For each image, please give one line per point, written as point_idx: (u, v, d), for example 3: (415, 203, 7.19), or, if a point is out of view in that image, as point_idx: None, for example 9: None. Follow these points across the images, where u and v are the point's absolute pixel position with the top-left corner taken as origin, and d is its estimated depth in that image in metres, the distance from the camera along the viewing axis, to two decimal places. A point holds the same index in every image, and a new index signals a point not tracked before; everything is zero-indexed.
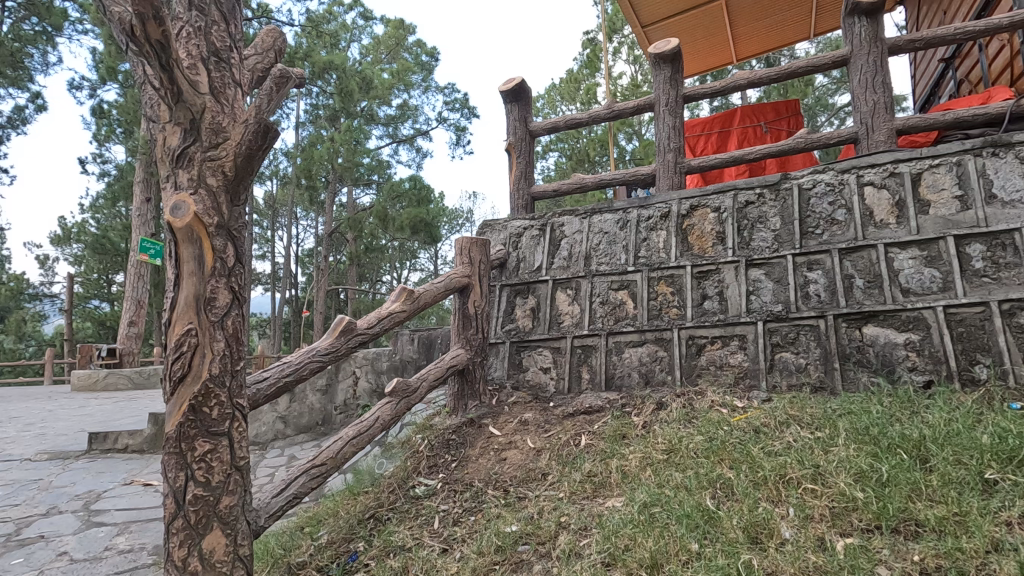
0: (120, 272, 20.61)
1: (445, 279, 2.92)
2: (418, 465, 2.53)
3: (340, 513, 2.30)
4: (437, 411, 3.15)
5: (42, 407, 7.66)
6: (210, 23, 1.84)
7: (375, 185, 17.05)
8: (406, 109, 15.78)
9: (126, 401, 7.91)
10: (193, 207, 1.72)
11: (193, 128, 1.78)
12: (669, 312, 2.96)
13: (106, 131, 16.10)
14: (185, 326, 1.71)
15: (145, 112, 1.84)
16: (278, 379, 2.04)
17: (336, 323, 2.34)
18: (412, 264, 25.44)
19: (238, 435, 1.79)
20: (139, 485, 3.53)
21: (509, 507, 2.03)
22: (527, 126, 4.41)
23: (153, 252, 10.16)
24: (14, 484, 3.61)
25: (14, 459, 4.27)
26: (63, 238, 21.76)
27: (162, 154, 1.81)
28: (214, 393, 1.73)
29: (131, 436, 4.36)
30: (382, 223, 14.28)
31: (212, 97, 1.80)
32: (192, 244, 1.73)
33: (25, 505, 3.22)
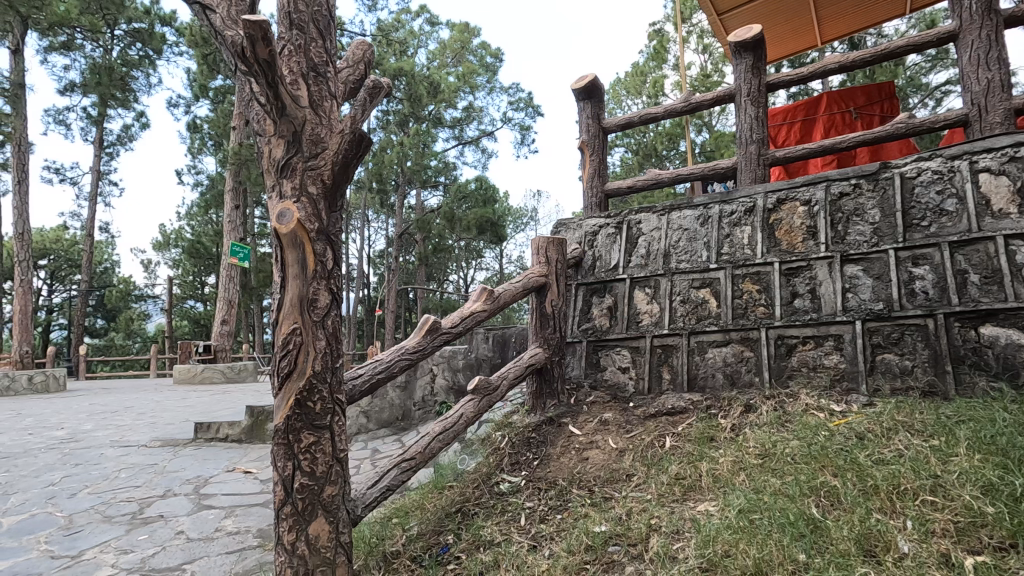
0: (212, 273, 22.33)
1: (523, 279, 2.94)
2: (501, 463, 2.58)
3: (427, 506, 2.37)
4: (515, 409, 3.18)
5: (151, 398, 8.45)
6: (308, 40, 1.96)
7: (442, 187, 17.48)
8: (472, 110, 16.07)
9: (221, 394, 8.56)
10: (296, 214, 1.83)
11: (295, 140, 1.90)
12: (756, 311, 2.85)
13: (200, 143, 17.56)
14: (290, 326, 1.83)
15: (253, 127, 1.99)
16: (371, 377, 2.13)
17: (422, 323, 2.42)
18: (477, 264, 25.89)
19: (338, 429, 1.89)
20: (240, 472, 3.81)
21: (597, 506, 2.03)
22: (600, 124, 4.38)
23: (241, 255, 11.25)
24: (135, 468, 4.00)
25: (133, 445, 4.73)
26: (164, 243, 23.84)
27: (268, 166, 1.95)
28: (317, 388, 1.84)
29: (231, 426, 4.70)
30: (449, 224, 14.69)
31: (311, 110, 1.92)
32: (296, 249, 1.84)
33: (145, 487, 3.57)
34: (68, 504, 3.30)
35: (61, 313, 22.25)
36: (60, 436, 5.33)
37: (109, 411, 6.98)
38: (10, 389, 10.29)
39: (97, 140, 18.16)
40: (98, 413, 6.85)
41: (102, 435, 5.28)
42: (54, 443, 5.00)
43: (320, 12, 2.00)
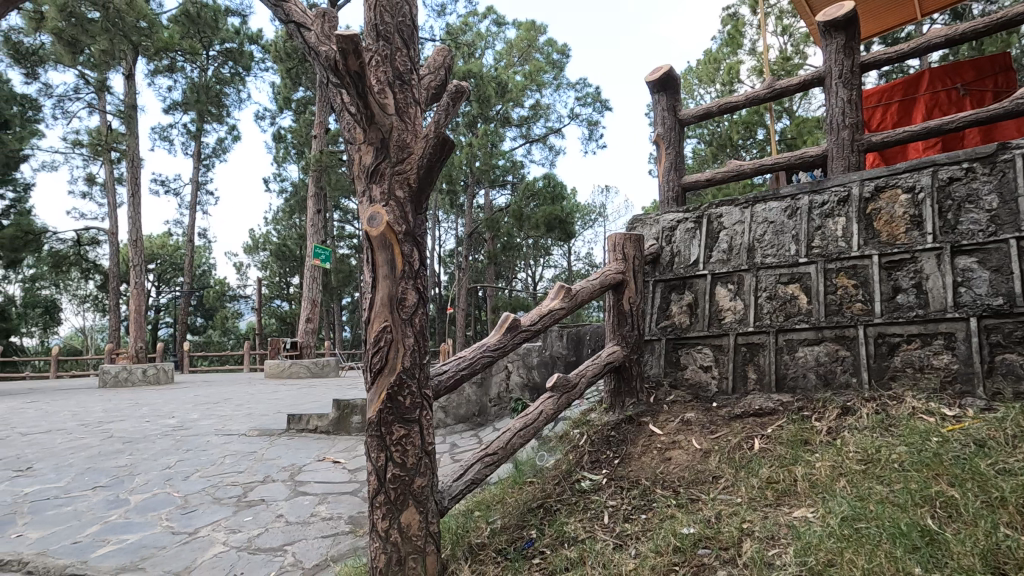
0: (296, 274, 23.76)
1: (600, 276, 2.92)
2: (581, 460, 2.57)
3: (508, 501, 2.42)
4: (593, 407, 3.16)
5: (246, 391, 9.12)
6: (394, 50, 2.04)
7: (510, 185, 17.61)
8: (539, 108, 16.06)
9: (307, 388, 9.09)
10: (385, 217, 1.91)
11: (383, 147, 1.99)
12: (852, 307, 2.68)
13: (284, 153, 18.73)
14: (381, 324, 1.92)
15: (344, 136, 2.10)
16: (455, 373, 2.20)
17: (502, 320, 2.46)
18: (545, 261, 25.92)
19: (427, 422, 1.97)
20: (329, 462, 4.04)
21: (684, 507, 1.99)
22: (676, 115, 4.26)
23: (323, 257, 11.90)
24: (237, 455, 4.34)
25: (235, 434, 5.13)
26: (254, 246, 25.63)
27: (358, 171, 2.05)
28: (406, 384, 1.92)
29: (319, 419, 4.98)
30: (518, 223, 14.78)
31: (398, 117, 2.00)
32: (386, 250, 1.93)
33: (247, 473, 3.86)
34: (183, 485, 3.64)
35: (167, 312, 24.47)
36: (171, 425, 5.87)
37: (211, 402, 7.60)
38: (127, 380, 11.44)
39: (196, 153, 19.80)
40: (202, 404, 7.49)
41: (206, 424, 5.76)
42: (167, 431, 5.52)
43: (405, 22, 2.08)
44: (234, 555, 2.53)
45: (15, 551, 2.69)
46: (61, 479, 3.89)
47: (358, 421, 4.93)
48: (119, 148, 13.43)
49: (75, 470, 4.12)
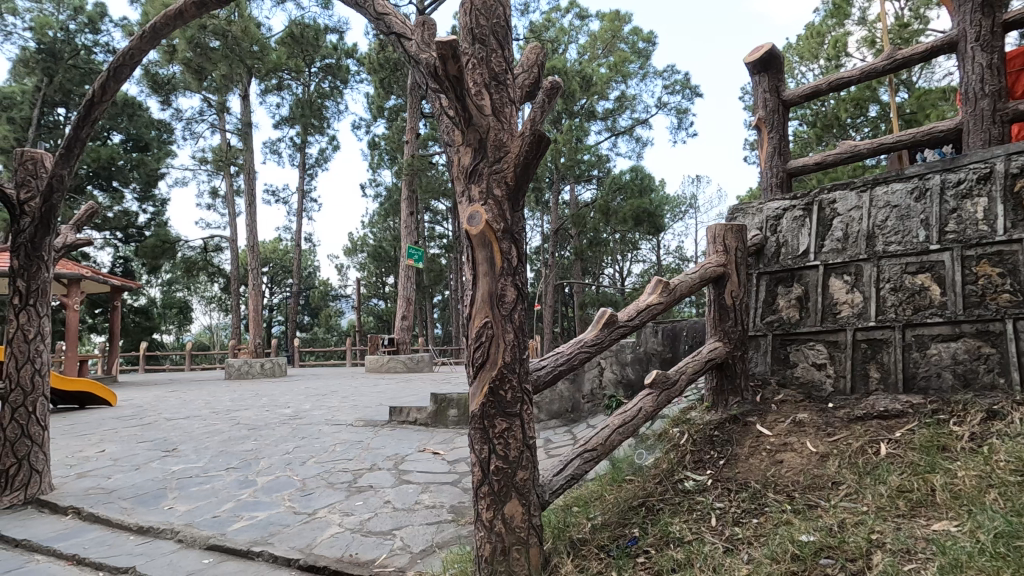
0: (391, 274, 25.02)
1: (700, 269, 2.81)
2: (683, 459, 2.49)
3: (607, 499, 2.39)
4: (693, 405, 3.05)
5: (350, 384, 9.75)
6: (490, 52, 2.09)
7: (596, 180, 17.37)
8: (624, 100, 15.69)
9: (405, 382, 9.56)
10: (484, 216, 1.96)
11: (481, 147, 2.04)
12: (997, 299, 2.39)
13: (379, 159, 19.75)
14: (483, 320, 1.97)
15: (443, 139, 2.18)
16: (554, 368, 2.21)
17: (599, 315, 2.45)
18: (633, 256, 25.37)
19: (527, 416, 1.99)
20: (430, 453, 4.22)
21: (801, 513, 1.88)
22: (779, 96, 4.02)
23: (416, 257, 12.43)
24: (347, 443, 4.65)
25: (343, 424, 5.51)
26: (353, 248, 27.27)
27: (457, 172, 2.11)
28: (507, 377, 1.96)
29: (419, 411, 5.21)
30: (604, 217, 14.53)
31: (494, 117, 2.04)
32: (485, 248, 1.98)
33: (356, 460, 4.13)
34: (301, 470, 3.96)
35: (279, 311, 26.71)
36: (288, 414, 6.41)
37: (320, 394, 8.20)
38: (248, 372, 12.63)
39: (301, 164, 21.40)
40: (312, 395, 8.10)
41: (318, 414, 6.23)
42: (285, 419, 6.03)
43: (499, 23, 2.12)
44: (349, 536, 2.72)
45: (168, 521, 3.07)
46: (200, 460, 4.37)
47: (455, 414, 5.10)
48: (238, 163, 14.83)
49: (212, 452, 4.62)
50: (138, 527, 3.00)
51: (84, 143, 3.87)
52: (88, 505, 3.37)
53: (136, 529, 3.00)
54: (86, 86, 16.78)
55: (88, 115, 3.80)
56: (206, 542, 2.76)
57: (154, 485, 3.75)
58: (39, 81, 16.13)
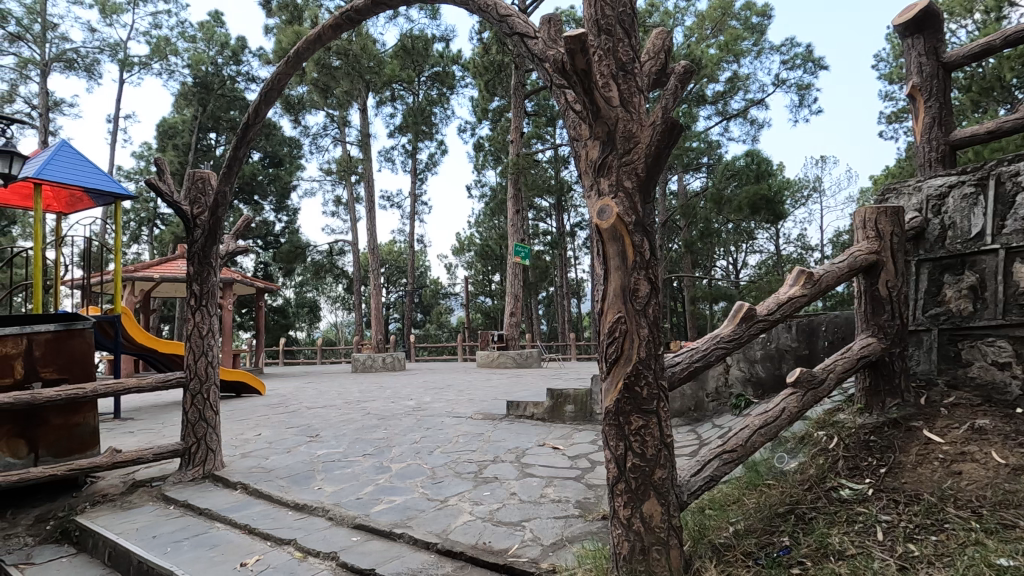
0: (497, 272, 25.67)
1: (848, 257, 2.56)
2: (835, 466, 2.28)
3: (747, 504, 2.26)
4: (841, 407, 2.79)
5: (465, 379, 10.13)
6: (616, 42, 2.05)
7: (706, 168, 16.51)
8: (736, 80, 14.71)
9: (516, 377, 9.75)
10: (615, 209, 1.93)
11: (610, 140, 1.99)
12: None
13: (484, 159, 20.33)
14: (615, 315, 1.94)
15: (569, 134, 2.17)
16: (689, 364, 2.13)
17: (736, 309, 2.32)
18: (748, 246, 23.83)
19: (664, 414, 1.93)
20: (549, 447, 4.27)
21: (996, 534, 1.66)
22: (939, 59, 3.62)
23: (524, 254, 12.81)
24: (469, 435, 4.83)
25: (464, 416, 5.74)
26: (461, 248, 28.34)
27: (585, 167, 2.09)
28: (642, 373, 1.91)
29: (536, 406, 5.28)
30: (717, 206, 13.73)
31: (623, 108, 1.99)
32: (617, 242, 1.94)
33: (479, 452, 4.27)
34: (429, 459, 4.18)
35: (396, 309, 28.45)
36: (412, 406, 6.80)
37: (438, 388, 8.60)
38: (371, 366, 13.58)
39: (413, 169, 22.64)
40: (432, 389, 8.53)
41: (439, 407, 6.55)
42: (410, 411, 6.40)
43: (625, 11, 2.07)
44: (481, 525, 2.81)
45: (319, 500, 3.39)
46: (340, 446, 4.76)
47: (572, 410, 5.12)
48: (358, 171, 16.01)
49: (348, 439, 5.02)
50: (295, 504, 3.34)
51: (241, 162, 4.38)
52: (253, 482, 3.81)
53: (294, 506, 3.35)
54: (232, 111, 19.01)
55: (244, 137, 4.29)
56: (353, 521, 3.00)
57: (303, 467, 4.15)
58: (196, 110, 18.52)
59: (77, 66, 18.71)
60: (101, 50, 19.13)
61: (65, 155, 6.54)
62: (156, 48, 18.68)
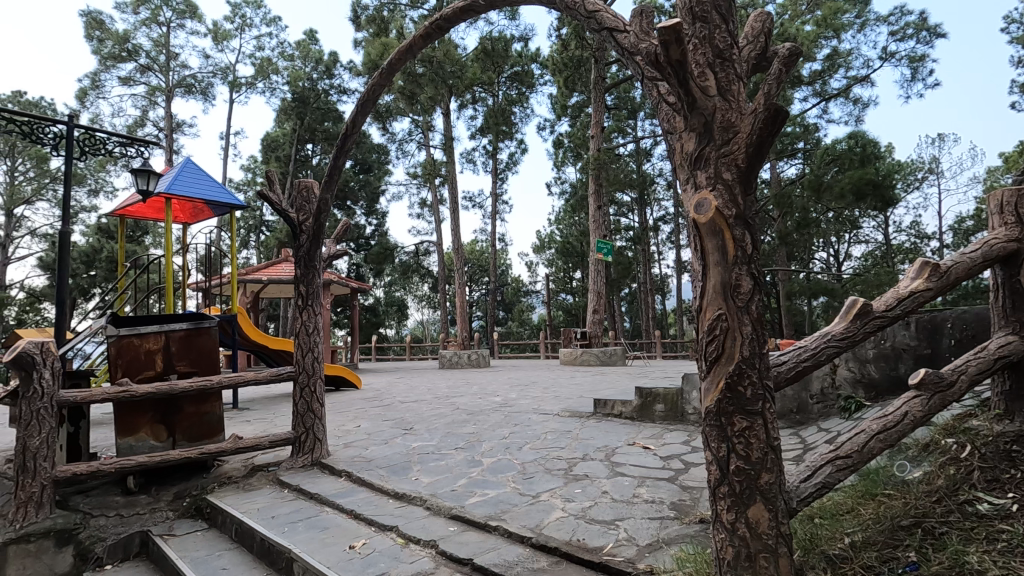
0: (579, 269, 25.53)
1: (981, 247, 2.31)
2: (970, 477, 2.07)
3: (863, 514, 2.10)
4: (974, 413, 2.53)
5: (549, 376, 10.18)
6: (713, 29, 1.98)
7: (802, 154, 15.44)
8: (837, 57, 13.59)
9: (601, 375, 9.66)
10: (714, 203, 1.85)
11: (707, 130, 1.92)
12: None
13: (564, 155, 20.27)
14: (715, 312, 1.88)
15: (663, 127, 2.13)
16: (796, 364, 2.01)
17: (848, 306, 2.17)
18: (851, 236, 22.02)
19: (770, 416, 1.84)
20: (639, 447, 4.20)
21: None
22: None
23: (606, 251, 12.74)
24: (557, 432, 4.85)
25: (551, 413, 5.77)
26: (542, 245, 28.49)
27: (681, 160, 2.04)
28: (746, 373, 1.83)
29: (624, 405, 5.21)
30: (816, 194, 12.74)
31: (720, 97, 1.91)
32: (716, 236, 1.87)
33: (568, 449, 4.28)
34: (519, 454, 4.25)
35: (479, 307, 29.11)
36: (499, 402, 6.94)
37: (524, 384, 8.72)
38: (457, 363, 14.01)
39: (494, 169, 23.05)
40: (517, 385, 8.67)
41: (525, 403, 6.63)
42: (497, 407, 6.53)
43: None
44: (574, 522, 2.82)
45: (417, 490, 3.55)
46: (434, 439, 4.96)
47: (662, 409, 5.00)
48: (442, 173, 16.50)
49: (441, 433, 5.21)
50: (395, 493, 3.52)
51: (341, 170, 4.66)
52: (356, 471, 4.07)
53: (393, 494, 3.53)
54: (326, 122, 20.26)
55: (343, 147, 4.56)
56: (449, 512, 3.12)
57: (400, 458, 4.37)
58: (295, 123, 19.93)
59: (195, 90, 20.78)
60: (214, 74, 21.10)
61: (189, 171, 7.30)
62: (260, 69, 20.32)
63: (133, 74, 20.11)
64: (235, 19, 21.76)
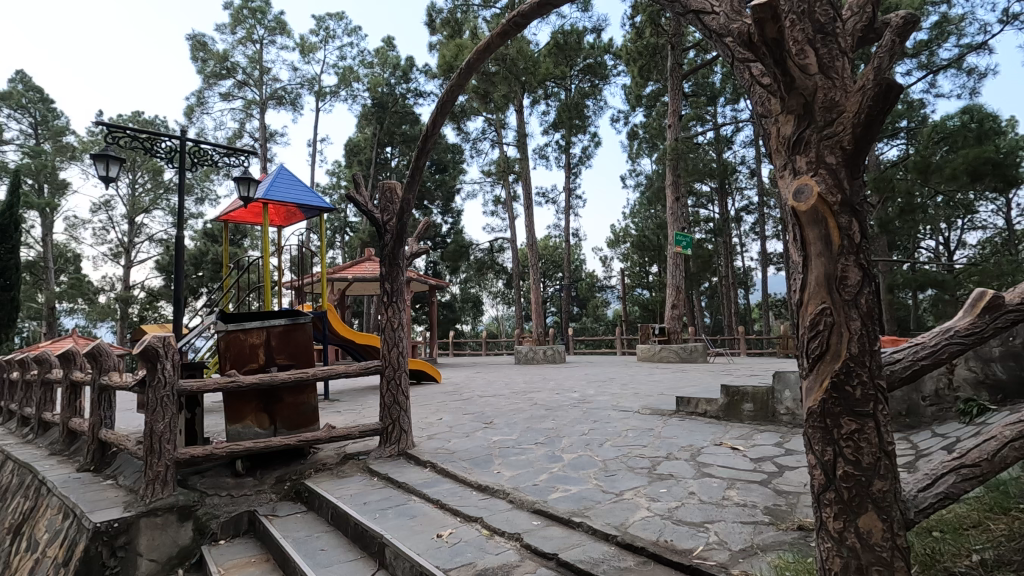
0: (655, 263, 24.87)
1: None
2: None
3: (993, 531, 1.90)
4: None
5: (627, 372, 9.99)
6: (813, 2, 1.84)
7: (905, 133, 14.15)
8: (946, 24, 12.30)
9: (681, 372, 9.36)
10: (816, 189, 1.72)
11: (807, 112, 1.80)
12: None
13: (639, 145, 19.79)
14: (819, 306, 1.76)
15: (757, 110, 2.02)
16: (913, 362, 1.84)
17: (975, 297, 1.96)
18: (964, 222, 19.91)
19: (884, 418, 1.69)
20: (727, 448, 4.02)
21: None
22: None
23: (685, 243, 12.33)
24: (638, 430, 4.76)
25: (631, 410, 5.67)
26: (617, 240, 28.05)
27: (777, 145, 1.92)
28: (855, 372, 1.70)
29: (709, 403, 5.02)
30: (921, 177, 11.60)
31: (822, 74, 1.77)
32: (817, 225, 1.74)
33: (650, 447, 4.19)
34: (600, 451, 4.20)
35: (553, 302, 29.13)
36: (577, 397, 6.90)
37: (601, 381, 8.62)
38: (533, 358, 14.07)
39: (567, 164, 22.94)
40: (595, 381, 8.58)
41: (604, 400, 6.55)
42: (575, 402, 6.50)
43: None
44: (661, 522, 2.76)
45: (500, 482, 3.61)
46: (514, 433, 5.02)
47: (750, 409, 4.76)
48: (515, 170, 16.59)
49: (520, 427, 5.25)
50: (479, 485, 3.60)
51: (422, 170, 4.79)
52: (440, 462, 4.19)
53: (477, 486, 3.61)
54: (404, 125, 20.96)
55: (424, 147, 4.69)
56: (532, 506, 3.14)
57: (482, 451, 4.45)
58: (376, 128, 20.81)
59: (285, 102, 22.22)
60: (302, 86, 22.47)
61: (283, 178, 7.82)
62: (343, 78, 21.39)
63: (231, 89, 21.82)
64: (319, 32, 23.07)
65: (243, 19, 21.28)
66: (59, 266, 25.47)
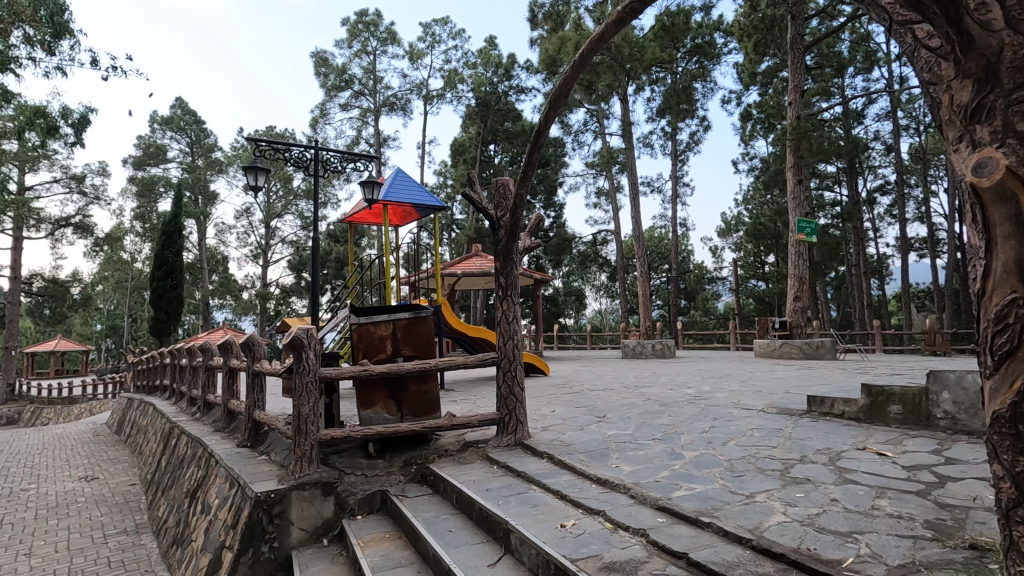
0: (771, 253, 23.27)
1: None
2: None
3: None
4: None
5: (745, 368, 9.42)
6: None
7: None
8: None
9: (808, 369, 8.65)
10: (1002, 162, 1.50)
11: (990, 74, 1.57)
12: None
13: (753, 126, 18.51)
14: (1008, 295, 1.54)
15: (925, 76, 1.81)
16: None
17: None
18: None
19: None
20: (872, 453, 3.66)
21: None
22: None
23: (809, 230, 11.39)
24: (765, 429, 4.48)
25: (754, 408, 5.35)
26: (729, 228, 26.59)
27: (951, 114, 1.71)
28: None
29: (846, 404, 4.61)
30: None
31: (1011, 29, 1.52)
32: (1006, 203, 1.52)
33: (781, 449, 3.92)
34: (725, 450, 4.02)
35: (660, 295, 28.29)
36: (693, 394, 6.63)
37: (718, 377, 8.21)
38: (641, 353, 13.72)
39: (674, 152, 22.11)
40: (711, 377, 8.20)
41: (723, 397, 6.24)
42: (692, 399, 6.26)
43: None
44: (801, 528, 2.58)
45: (620, 477, 3.57)
46: (629, 428, 4.94)
47: (898, 411, 4.30)
48: (619, 160, 16.19)
49: (636, 423, 5.16)
50: (598, 479, 3.60)
51: (535, 165, 4.83)
52: (557, 454, 4.24)
53: (596, 480, 3.60)
54: (507, 122, 21.36)
55: (537, 141, 4.73)
56: (656, 503, 3.08)
57: (599, 445, 4.44)
58: (479, 127, 21.41)
59: (397, 107, 23.53)
60: (411, 91, 23.66)
61: (401, 181, 8.29)
62: (448, 80, 22.21)
63: (350, 100, 23.52)
64: (427, 38, 24.19)
65: (359, 33, 22.81)
66: (212, 266, 29.15)
